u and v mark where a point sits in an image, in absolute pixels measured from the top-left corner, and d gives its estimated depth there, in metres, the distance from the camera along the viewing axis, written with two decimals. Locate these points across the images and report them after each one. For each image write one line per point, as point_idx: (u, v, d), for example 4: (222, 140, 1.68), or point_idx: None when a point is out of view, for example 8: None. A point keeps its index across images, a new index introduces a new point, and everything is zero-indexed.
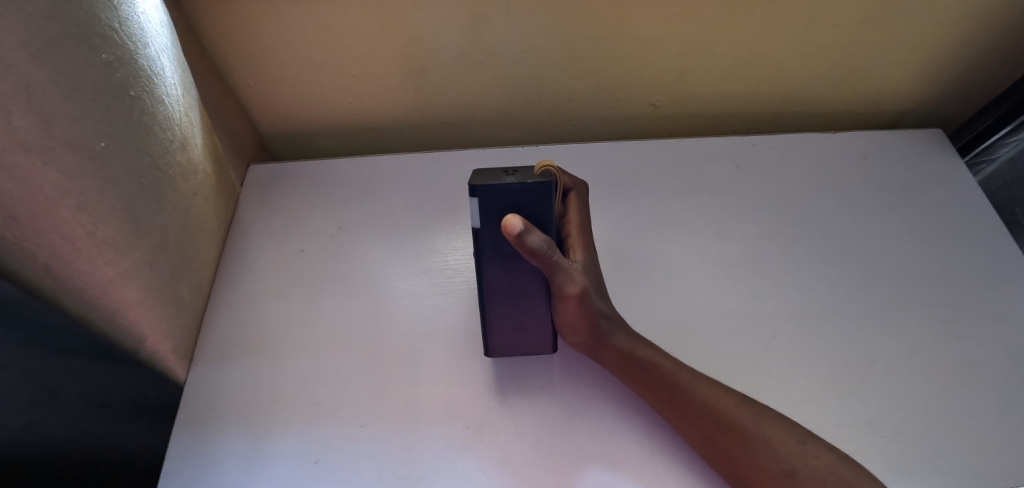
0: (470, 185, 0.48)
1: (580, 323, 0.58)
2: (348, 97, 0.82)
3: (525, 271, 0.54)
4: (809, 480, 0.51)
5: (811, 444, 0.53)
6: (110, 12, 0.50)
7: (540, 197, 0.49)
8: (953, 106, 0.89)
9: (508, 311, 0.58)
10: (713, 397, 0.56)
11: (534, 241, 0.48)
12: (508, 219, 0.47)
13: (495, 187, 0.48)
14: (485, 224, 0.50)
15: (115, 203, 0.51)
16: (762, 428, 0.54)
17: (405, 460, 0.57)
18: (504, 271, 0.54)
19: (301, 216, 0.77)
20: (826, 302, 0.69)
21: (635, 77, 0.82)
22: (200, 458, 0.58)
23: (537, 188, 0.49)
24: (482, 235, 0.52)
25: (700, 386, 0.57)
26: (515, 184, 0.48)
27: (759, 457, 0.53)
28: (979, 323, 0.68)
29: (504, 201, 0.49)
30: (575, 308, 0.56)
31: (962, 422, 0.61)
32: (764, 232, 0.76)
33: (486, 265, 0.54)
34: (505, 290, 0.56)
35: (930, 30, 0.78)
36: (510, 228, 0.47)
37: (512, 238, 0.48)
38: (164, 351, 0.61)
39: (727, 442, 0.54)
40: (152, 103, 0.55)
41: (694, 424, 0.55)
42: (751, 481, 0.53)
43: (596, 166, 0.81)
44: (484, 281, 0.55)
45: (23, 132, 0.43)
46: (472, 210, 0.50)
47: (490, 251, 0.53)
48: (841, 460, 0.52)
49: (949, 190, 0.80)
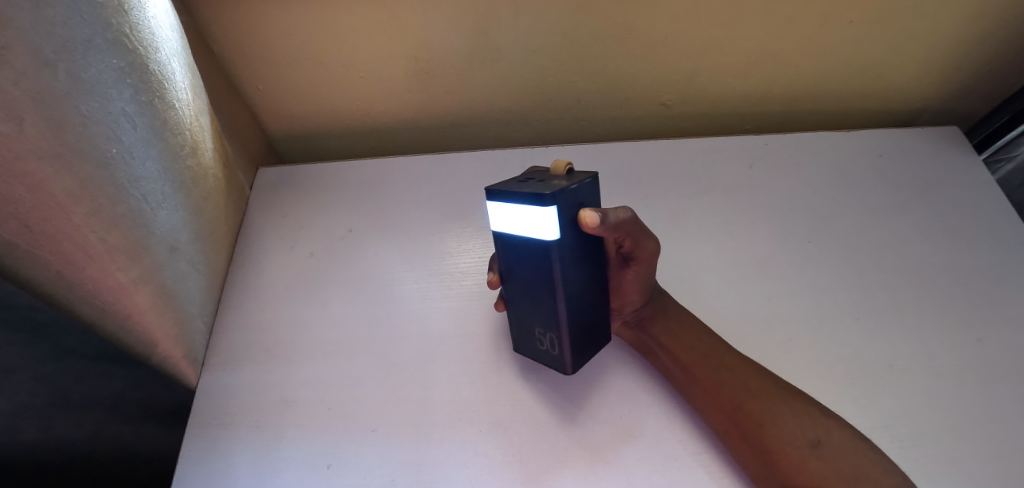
0: (548, 195, 0.46)
1: (645, 286, 0.60)
2: (357, 100, 0.81)
3: (598, 256, 0.55)
4: (834, 452, 0.52)
5: (830, 418, 0.55)
6: (121, 18, 0.50)
7: (593, 192, 0.51)
8: (972, 103, 0.88)
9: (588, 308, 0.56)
10: (740, 363, 0.58)
11: (620, 214, 0.52)
12: (587, 216, 0.49)
13: (563, 190, 0.48)
14: (562, 235, 0.49)
15: (124, 209, 0.51)
16: (788, 399, 0.56)
17: (418, 465, 0.57)
18: (582, 273, 0.53)
19: (311, 219, 0.77)
20: (842, 304, 0.68)
21: (645, 77, 0.81)
22: (212, 462, 0.58)
23: (589, 183, 0.51)
24: (558, 249, 0.49)
25: (728, 354, 0.59)
26: (575, 188, 0.49)
27: (785, 427, 0.53)
28: (1001, 326, 0.67)
29: (571, 203, 0.49)
30: (641, 276, 0.59)
31: (981, 425, 0.60)
32: (777, 232, 0.75)
33: (569, 274, 0.52)
34: (584, 289, 0.54)
35: (945, 26, 0.77)
36: (593, 222, 0.49)
37: (597, 228, 0.50)
38: (176, 357, 0.61)
39: (755, 409, 0.55)
40: (162, 108, 0.55)
41: (722, 394, 0.56)
42: (775, 451, 0.52)
43: (608, 167, 0.81)
44: (562, 294, 0.52)
45: (34, 139, 0.43)
46: (544, 227, 0.48)
47: (569, 257, 0.51)
48: (858, 438, 0.53)
49: (967, 188, 0.79)
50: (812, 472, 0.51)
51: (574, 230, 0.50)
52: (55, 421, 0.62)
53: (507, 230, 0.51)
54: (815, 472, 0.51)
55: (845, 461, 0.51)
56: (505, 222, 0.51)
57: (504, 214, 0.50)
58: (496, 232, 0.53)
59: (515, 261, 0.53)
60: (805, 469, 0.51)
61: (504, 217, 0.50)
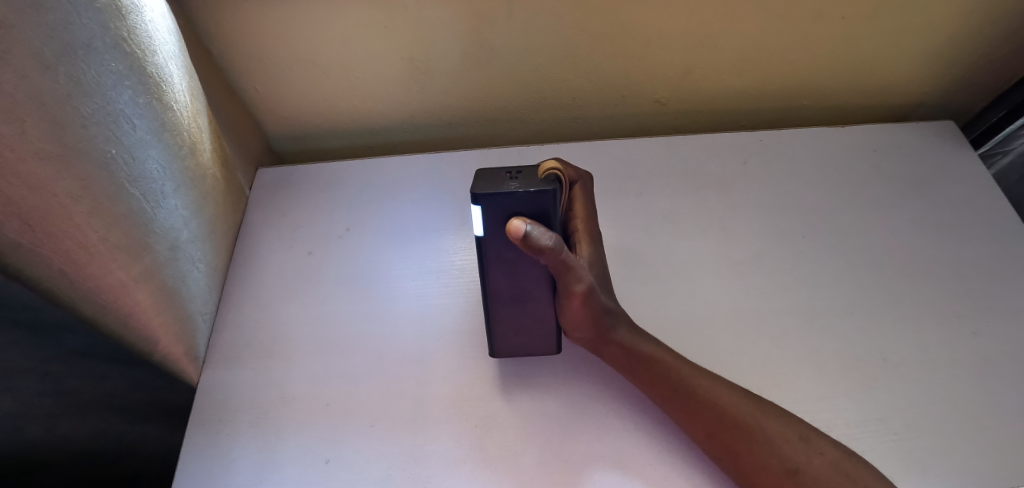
0: (473, 193, 0.46)
1: (585, 320, 0.57)
2: (354, 100, 0.82)
3: (531, 275, 0.53)
4: (814, 477, 0.51)
5: (816, 440, 0.54)
6: (118, 21, 0.51)
7: (543, 205, 0.47)
8: (965, 97, 0.88)
9: (512, 315, 0.58)
10: (715, 392, 0.56)
11: (543, 241, 0.46)
12: (512, 223, 0.45)
13: (498, 195, 0.46)
14: (490, 233, 0.49)
15: (125, 208, 0.52)
16: (766, 425, 0.54)
17: (414, 460, 0.58)
18: (508, 279, 0.54)
19: (310, 219, 0.78)
20: (835, 299, 0.69)
21: (638, 75, 0.82)
22: (213, 460, 0.59)
23: (541, 196, 0.47)
24: (486, 244, 0.51)
25: (703, 381, 0.57)
26: (514, 192, 0.46)
27: (761, 455, 0.53)
28: (995, 319, 0.67)
29: (509, 209, 0.47)
30: (582, 307, 0.55)
31: (975, 418, 0.60)
32: (772, 227, 0.75)
33: (490, 273, 0.53)
34: (508, 296, 0.56)
35: (939, 21, 0.77)
36: (516, 232, 0.45)
37: (518, 241, 0.45)
38: (176, 355, 0.62)
39: (730, 439, 0.54)
40: (161, 110, 0.56)
41: (694, 421, 0.56)
42: (753, 477, 0.53)
43: (602, 164, 0.81)
44: (488, 286, 0.55)
45: (37, 141, 0.44)
46: (474, 218, 0.48)
47: (494, 257, 0.52)
48: (848, 457, 0.53)
49: (962, 182, 0.79)
50: None
51: (501, 238, 0.50)
52: (60, 420, 0.64)
53: None
54: None
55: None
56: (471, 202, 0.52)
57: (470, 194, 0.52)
58: None
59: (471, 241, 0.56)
60: None
61: None
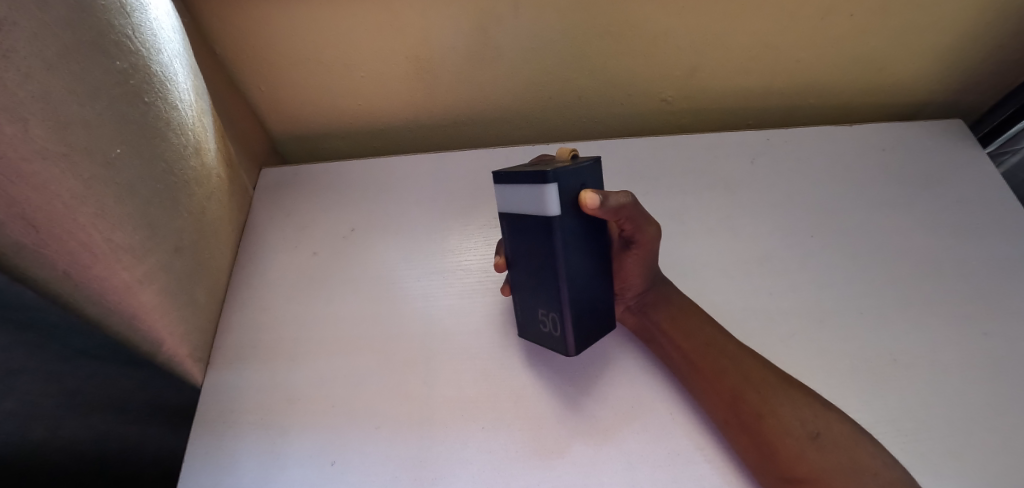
0: (548, 173, 0.48)
1: (643, 274, 0.60)
2: (359, 99, 0.82)
3: (599, 243, 0.54)
4: (834, 443, 0.52)
5: (834, 410, 0.54)
6: (123, 19, 0.50)
7: (595, 174, 0.52)
8: (974, 96, 0.87)
9: (590, 300, 0.56)
10: (741, 352, 0.58)
11: (621, 198, 0.51)
12: (587, 196, 0.49)
13: (561, 170, 0.49)
14: (563, 211, 0.50)
15: (130, 210, 0.51)
16: (790, 391, 0.55)
17: (421, 461, 0.57)
18: (584, 255, 0.53)
19: (315, 219, 0.78)
20: (845, 299, 0.68)
21: (645, 74, 0.81)
22: (218, 461, 0.59)
23: (592, 165, 0.51)
24: (558, 226, 0.50)
25: (731, 343, 0.59)
26: (576, 166, 0.50)
27: (785, 418, 0.53)
28: (1005, 319, 0.67)
29: (576, 183, 0.50)
30: (642, 261, 0.58)
31: (987, 418, 0.59)
32: (780, 227, 0.75)
33: (567, 257, 0.52)
34: (585, 277, 0.54)
35: (947, 18, 0.77)
36: (592, 204, 0.49)
37: (596, 210, 0.50)
38: (181, 356, 0.62)
39: (755, 400, 0.55)
40: (166, 109, 0.56)
41: (722, 385, 0.57)
42: (775, 443, 0.52)
43: (609, 163, 0.81)
44: (566, 274, 0.53)
45: (39, 140, 0.43)
46: (551, 200, 0.49)
47: (567, 239, 0.51)
48: (861, 431, 0.53)
49: (971, 181, 0.79)
50: (811, 464, 0.51)
51: (573, 212, 0.51)
52: (63, 421, 0.63)
53: (516, 212, 0.52)
54: (814, 464, 0.51)
55: (843, 455, 0.51)
56: (514, 205, 0.52)
57: (514, 197, 0.51)
58: (505, 216, 0.54)
59: (521, 244, 0.54)
60: (803, 462, 0.51)
61: (513, 201, 0.52)
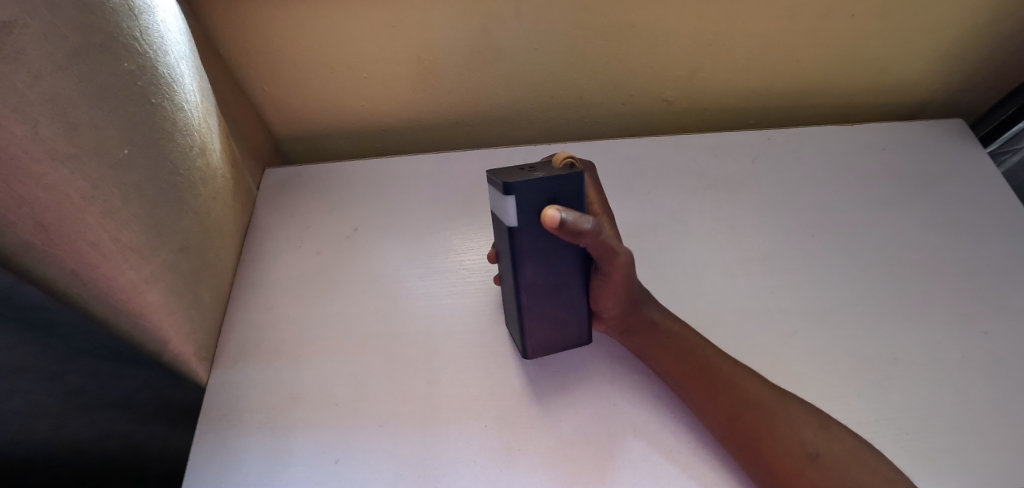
0: (505, 184, 0.48)
1: (619, 297, 0.59)
2: (361, 100, 0.82)
3: (567, 261, 0.55)
4: (833, 462, 0.52)
5: (834, 427, 0.55)
6: (130, 22, 0.51)
7: (568, 188, 0.49)
8: (974, 96, 0.88)
9: (548, 308, 0.58)
10: (737, 374, 0.59)
11: (580, 224, 0.49)
12: (546, 212, 0.47)
13: (529, 182, 0.48)
14: (522, 223, 0.50)
15: (138, 209, 0.52)
16: (789, 409, 0.56)
17: (424, 459, 0.57)
18: (544, 266, 0.54)
19: (317, 219, 0.78)
20: (845, 297, 0.69)
21: (646, 74, 0.82)
22: (223, 460, 0.59)
23: (568, 179, 0.49)
24: (519, 235, 0.51)
25: (726, 364, 0.59)
26: (544, 179, 0.48)
27: (783, 438, 0.54)
28: (1005, 317, 0.67)
29: (541, 197, 0.49)
30: (615, 284, 0.58)
31: (987, 416, 0.60)
32: (781, 227, 0.75)
33: (524, 265, 0.53)
34: (545, 285, 0.56)
35: (948, 18, 0.77)
36: (551, 222, 0.47)
37: (553, 230, 0.48)
38: (186, 355, 0.62)
39: (752, 421, 0.55)
40: (172, 110, 0.56)
41: (717, 405, 0.57)
42: (774, 461, 0.53)
43: (610, 163, 0.81)
44: (522, 280, 0.55)
45: (50, 141, 0.44)
46: (508, 209, 0.49)
47: (528, 249, 0.52)
48: (865, 447, 0.54)
49: (972, 180, 0.79)
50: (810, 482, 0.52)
51: (534, 226, 0.51)
52: (67, 420, 0.63)
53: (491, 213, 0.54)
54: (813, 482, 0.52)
55: (844, 474, 0.52)
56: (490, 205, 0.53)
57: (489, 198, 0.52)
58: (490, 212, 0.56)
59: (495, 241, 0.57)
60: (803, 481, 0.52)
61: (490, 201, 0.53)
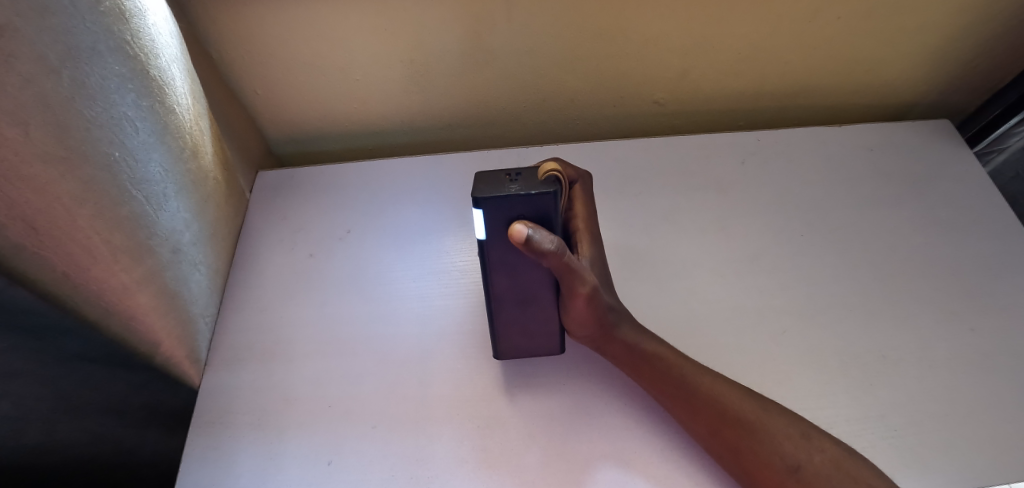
0: (474, 197, 0.46)
1: (589, 320, 0.57)
2: (353, 103, 0.83)
3: (535, 277, 0.54)
4: (814, 475, 0.52)
5: (817, 438, 0.54)
6: (121, 25, 0.51)
7: (538, 206, 0.47)
8: (960, 96, 0.89)
9: (519, 317, 0.58)
10: (717, 390, 0.57)
11: (544, 244, 0.46)
12: (512, 228, 0.45)
13: (501, 198, 0.46)
14: (491, 237, 0.49)
15: (128, 211, 0.52)
16: (769, 422, 0.54)
17: (417, 460, 0.58)
18: (512, 279, 0.54)
19: (310, 221, 0.78)
20: (834, 296, 0.69)
21: (636, 77, 0.83)
22: (214, 463, 0.59)
23: (542, 198, 0.47)
24: (488, 248, 0.51)
25: (706, 379, 0.57)
26: (515, 195, 0.46)
27: (764, 452, 0.53)
28: (992, 316, 0.68)
29: (509, 215, 0.47)
30: (583, 308, 0.56)
31: (975, 413, 0.60)
32: (770, 226, 0.76)
33: (494, 275, 0.53)
34: (514, 296, 0.56)
35: (934, 21, 0.78)
36: (516, 237, 0.45)
37: (519, 246, 0.46)
38: (178, 357, 0.62)
39: (732, 436, 0.54)
40: (163, 112, 0.56)
41: (697, 422, 0.56)
42: (755, 473, 0.53)
43: (601, 165, 0.82)
44: (492, 289, 0.55)
45: (41, 143, 0.44)
46: (477, 222, 0.48)
47: (496, 262, 0.52)
48: (850, 456, 0.53)
49: (958, 180, 0.80)
50: None
51: (502, 241, 0.50)
52: (58, 424, 0.63)
53: None
54: None
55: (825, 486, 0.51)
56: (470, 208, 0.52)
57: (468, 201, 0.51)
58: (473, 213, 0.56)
59: None
60: None
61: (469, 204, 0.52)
